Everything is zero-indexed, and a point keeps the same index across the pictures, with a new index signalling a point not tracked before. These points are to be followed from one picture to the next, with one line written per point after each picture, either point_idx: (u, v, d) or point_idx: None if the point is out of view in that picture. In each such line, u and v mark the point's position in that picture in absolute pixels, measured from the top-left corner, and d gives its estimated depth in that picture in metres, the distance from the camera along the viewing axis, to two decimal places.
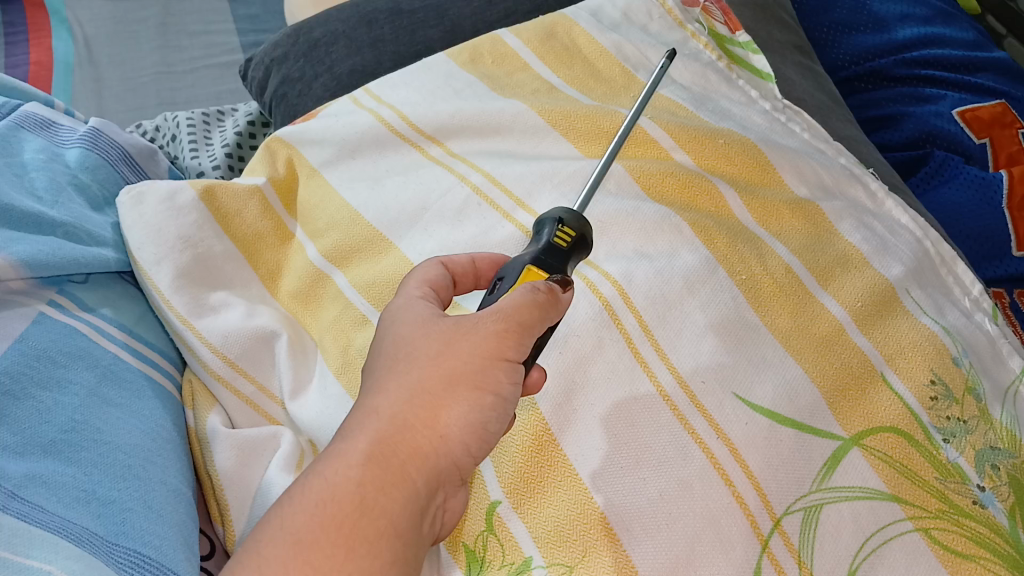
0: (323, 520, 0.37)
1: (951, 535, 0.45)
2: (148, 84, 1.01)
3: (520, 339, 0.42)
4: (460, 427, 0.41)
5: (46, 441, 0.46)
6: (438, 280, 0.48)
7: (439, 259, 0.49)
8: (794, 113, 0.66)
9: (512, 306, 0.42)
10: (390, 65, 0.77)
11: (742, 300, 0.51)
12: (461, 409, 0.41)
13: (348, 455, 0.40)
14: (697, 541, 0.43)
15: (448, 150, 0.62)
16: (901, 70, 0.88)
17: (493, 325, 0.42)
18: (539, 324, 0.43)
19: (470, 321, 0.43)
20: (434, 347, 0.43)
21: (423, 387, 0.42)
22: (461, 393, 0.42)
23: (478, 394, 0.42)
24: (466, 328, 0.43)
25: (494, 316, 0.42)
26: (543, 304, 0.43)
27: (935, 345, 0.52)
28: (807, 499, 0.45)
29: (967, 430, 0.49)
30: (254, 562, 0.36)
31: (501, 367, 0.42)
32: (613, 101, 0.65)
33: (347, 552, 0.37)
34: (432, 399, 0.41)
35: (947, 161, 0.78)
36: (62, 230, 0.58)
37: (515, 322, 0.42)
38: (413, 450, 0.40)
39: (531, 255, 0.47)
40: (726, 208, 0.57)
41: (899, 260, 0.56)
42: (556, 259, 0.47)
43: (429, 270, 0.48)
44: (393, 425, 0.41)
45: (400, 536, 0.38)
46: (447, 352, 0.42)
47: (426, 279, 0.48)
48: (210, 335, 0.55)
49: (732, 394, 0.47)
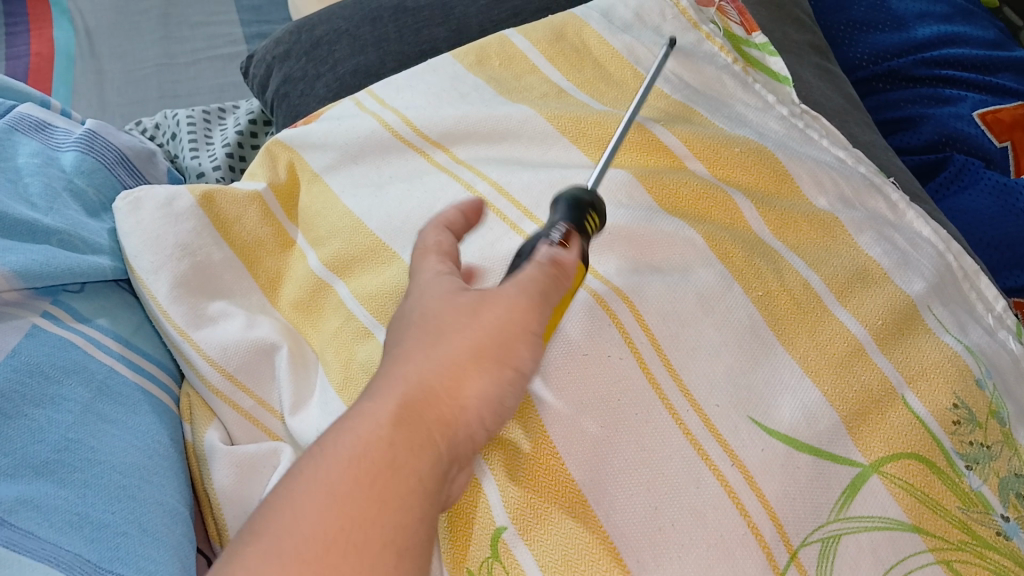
0: (354, 476, 0.34)
1: (973, 567, 0.44)
2: (150, 76, 1.00)
3: (540, 311, 0.41)
4: (482, 398, 0.39)
5: (38, 461, 0.44)
6: (451, 251, 0.46)
7: (450, 231, 0.47)
8: (811, 120, 0.63)
9: (528, 279, 0.41)
10: (393, 65, 0.75)
11: (759, 317, 0.49)
12: (487, 379, 0.39)
13: (374, 414, 0.36)
14: (710, 574, 0.41)
15: (453, 157, 0.60)
16: (919, 70, 0.85)
17: (514, 295, 0.41)
18: (554, 298, 0.42)
19: (490, 291, 0.41)
20: (456, 314, 0.40)
21: (449, 353, 0.39)
22: (487, 363, 0.39)
23: (503, 366, 0.40)
24: (488, 297, 0.41)
25: (516, 286, 0.41)
26: (556, 279, 0.42)
27: (958, 366, 0.50)
28: (825, 529, 0.43)
29: (990, 456, 0.48)
30: (281, 522, 0.32)
31: (524, 341, 0.40)
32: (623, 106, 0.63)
33: (381, 512, 0.33)
34: (458, 366, 0.39)
35: (967, 166, 0.76)
36: (57, 238, 0.57)
37: (534, 294, 0.41)
38: (439, 415, 0.37)
39: (540, 238, 0.45)
40: (741, 219, 0.55)
41: (920, 275, 0.54)
42: (563, 247, 0.45)
43: (441, 240, 0.46)
44: (418, 387, 0.38)
45: (430, 501, 0.35)
46: (468, 320, 0.40)
47: (442, 248, 0.45)
48: (208, 348, 0.54)
49: (747, 418, 0.45)
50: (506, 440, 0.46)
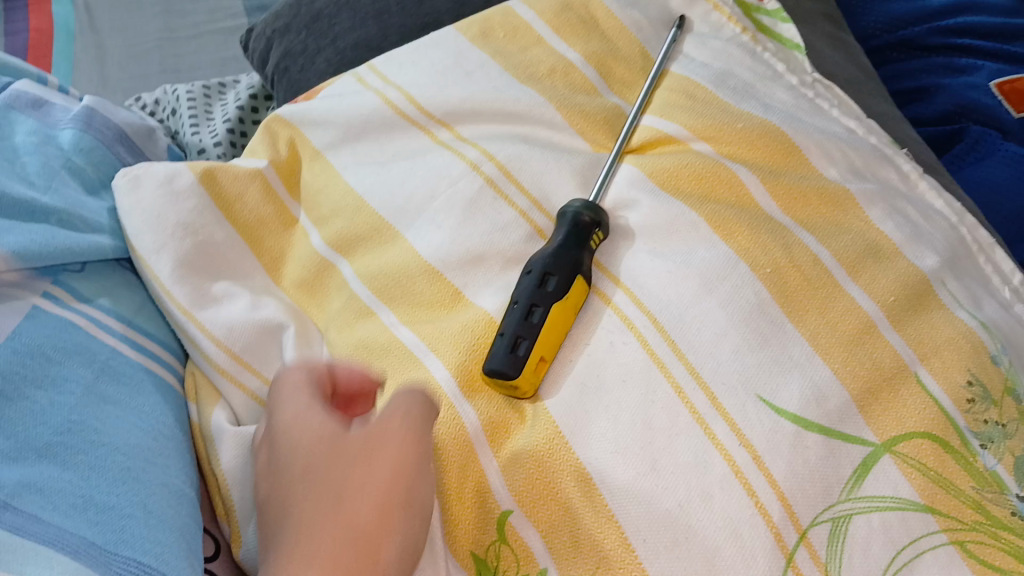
0: None
1: (987, 548, 0.42)
2: (151, 51, 0.98)
3: (421, 437, 0.45)
4: (399, 552, 0.42)
5: (40, 444, 0.44)
6: (314, 389, 0.49)
7: (311, 366, 0.50)
8: (823, 89, 0.61)
9: (395, 407, 0.45)
10: (395, 39, 0.73)
11: (767, 295, 0.48)
12: (398, 540, 0.42)
13: None
14: (718, 555, 0.41)
15: (457, 134, 0.59)
16: (935, 39, 0.83)
17: (399, 433, 0.44)
18: (427, 419, 0.45)
19: (371, 439, 0.45)
20: (348, 474, 0.44)
21: (357, 526, 0.42)
22: (395, 523, 0.42)
23: (410, 519, 0.43)
24: (372, 446, 0.44)
25: (394, 424, 0.45)
26: (424, 406, 0.46)
27: (971, 343, 0.48)
28: (835, 509, 0.42)
29: (1005, 434, 0.46)
30: None
31: (421, 483, 0.44)
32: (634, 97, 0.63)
33: None
34: (369, 539, 0.42)
35: (984, 137, 0.75)
36: (56, 217, 0.56)
37: (410, 425, 0.45)
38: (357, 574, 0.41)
39: (550, 251, 0.50)
40: (748, 196, 0.53)
41: (933, 249, 0.52)
42: (569, 257, 0.49)
43: (303, 376, 0.49)
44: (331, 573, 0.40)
45: None
46: (365, 477, 0.44)
47: (304, 385, 0.49)
48: (214, 327, 0.53)
49: (755, 397, 0.44)
50: (505, 426, 0.47)
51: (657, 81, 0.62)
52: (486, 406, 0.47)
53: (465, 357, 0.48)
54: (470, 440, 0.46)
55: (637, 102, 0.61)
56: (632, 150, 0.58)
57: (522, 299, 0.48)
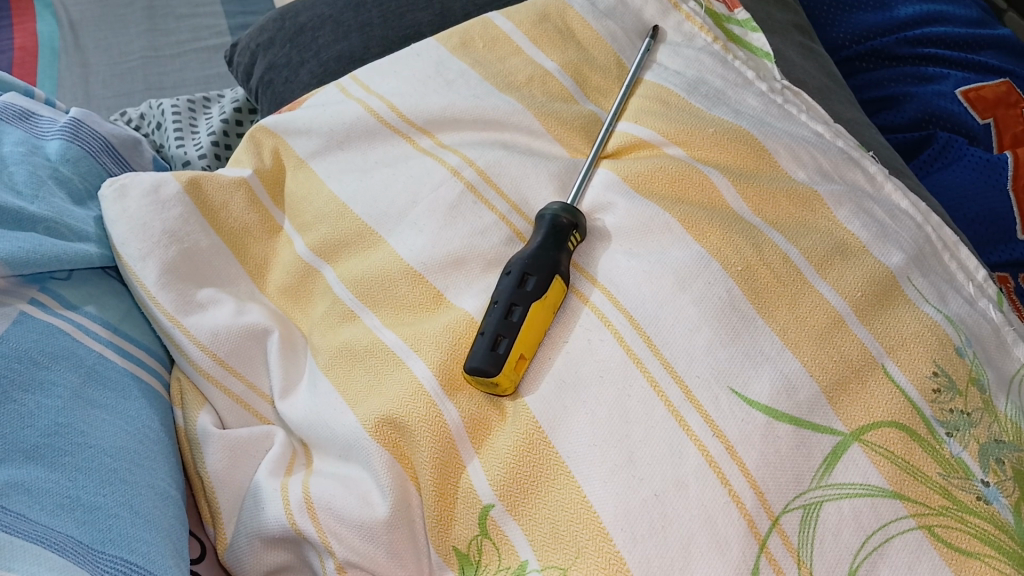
0: None
1: (955, 532, 0.44)
2: (136, 68, 0.99)
3: None
4: None
5: (28, 446, 0.45)
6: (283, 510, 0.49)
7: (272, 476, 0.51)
8: (791, 96, 0.63)
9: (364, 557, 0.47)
10: (377, 51, 0.75)
11: (738, 292, 0.49)
12: None
13: None
14: (693, 543, 0.42)
15: (438, 142, 0.61)
16: (902, 49, 0.86)
17: None
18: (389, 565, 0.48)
19: None
20: None
21: None
22: None
23: None
24: None
25: None
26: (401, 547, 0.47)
27: (938, 336, 0.50)
28: (806, 496, 0.43)
29: (970, 423, 0.47)
30: None
31: None
32: (610, 104, 0.65)
33: None
34: None
35: (950, 144, 0.77)
36: (43, 225, 0.57)
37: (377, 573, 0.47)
38: None
39: (530, 251, 0.51)
40: (719, 198, 0.55)
41: (899, 246, 0.54)
42: (549, 257, 0.51)
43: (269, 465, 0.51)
44: None
45: None
46: None
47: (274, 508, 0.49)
48: (199, 333, 0.54)
49: (727, 389, 0.46)
50: (486, 423, 0.48)
51: (632, 89, 0.64)
52: (468, 403, 0.48)
53: (447, 356, 0.49)
54: (452, 436, 0.47)
55: (612, 109, 0.62)
56: (608, 156, 0.60)
57: (503, 299, 0.50)
